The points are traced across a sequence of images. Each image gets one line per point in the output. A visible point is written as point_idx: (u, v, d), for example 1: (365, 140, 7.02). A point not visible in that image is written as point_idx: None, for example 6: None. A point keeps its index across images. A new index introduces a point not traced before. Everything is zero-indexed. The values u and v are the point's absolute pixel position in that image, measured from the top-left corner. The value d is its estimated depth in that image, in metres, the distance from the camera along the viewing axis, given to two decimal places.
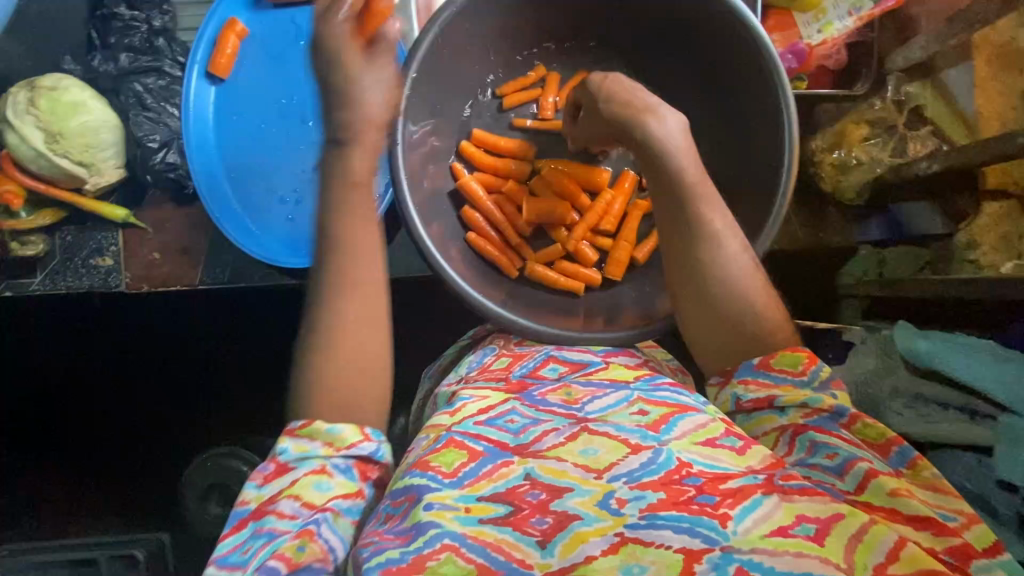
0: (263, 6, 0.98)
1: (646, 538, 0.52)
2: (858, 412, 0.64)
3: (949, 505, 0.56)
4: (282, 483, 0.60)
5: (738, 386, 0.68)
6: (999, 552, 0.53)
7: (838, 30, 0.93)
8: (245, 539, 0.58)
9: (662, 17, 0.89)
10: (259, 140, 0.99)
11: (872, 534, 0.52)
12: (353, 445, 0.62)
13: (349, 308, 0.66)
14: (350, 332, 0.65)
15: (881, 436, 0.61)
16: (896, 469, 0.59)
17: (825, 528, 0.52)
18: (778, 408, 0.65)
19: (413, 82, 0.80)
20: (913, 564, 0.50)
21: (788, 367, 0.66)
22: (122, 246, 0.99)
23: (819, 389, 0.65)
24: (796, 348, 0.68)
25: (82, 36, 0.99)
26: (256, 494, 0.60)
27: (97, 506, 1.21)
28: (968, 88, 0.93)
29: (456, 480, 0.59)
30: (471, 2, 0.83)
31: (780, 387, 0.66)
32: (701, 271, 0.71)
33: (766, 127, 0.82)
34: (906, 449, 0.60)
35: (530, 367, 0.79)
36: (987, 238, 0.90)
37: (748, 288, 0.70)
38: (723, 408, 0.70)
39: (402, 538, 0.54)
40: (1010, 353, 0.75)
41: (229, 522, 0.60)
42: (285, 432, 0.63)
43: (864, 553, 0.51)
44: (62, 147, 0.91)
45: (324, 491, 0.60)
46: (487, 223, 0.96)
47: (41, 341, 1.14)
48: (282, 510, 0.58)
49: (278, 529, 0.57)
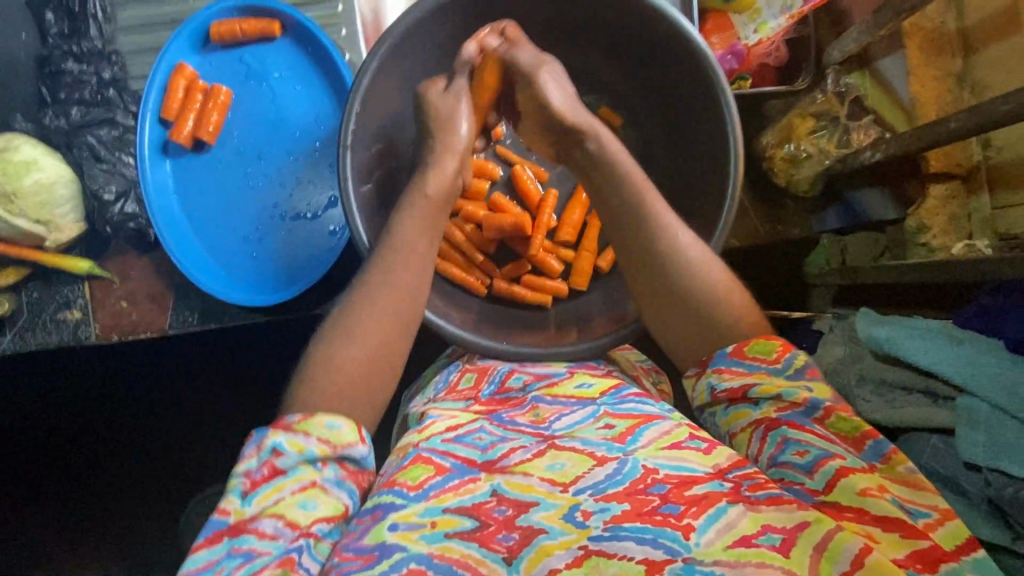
0: (211, 49, 1.00)
1: (609, 549, 0.55)
2: (838, 404, 0.62)
3: (925, 501, 0.55)
4: (267, 496, 0.60)
5: (713, 375, 0.67)
6: (975, 547, 0.53)
7: (773, 29, 0.95)
8: (218, 556, 0.57)
9: (603, 31, 0.91)
10: (216, 182, 1.00)
11: (836, 542, 0.52)
12: (349, 445, 0.65)
13: (337, 344, 0.70)
14: (330, 361, 0.69)
15: (855, 430, 0.60)
16: (870, 464, 0.58)
17: (791, 538, 0.54)
18: (753, 401, 0.64)
19: (359, 116, 0.81)
20: (877, 570, 0.50)
21: (760, 355, 0.66)
22: (90, 297, 0.99)
23: (794, 379, 0.63)
24: (770, 337, 0.67)
25: (32, 93, 0.99)
26: (238, 507, 0.59)
27: (92, 558, 1.21)
28: (902, 75, 0.95)
29: (422, 492, 0.62)
30: (413, 29, 0.83)
31: (754, 376, 0.65)
32: (665, 266, 0.73)
33: (711, 131, 0.83)
34: (881, 442, 0.59)
35: (497, 384, 0.80)
36: (936, 221, 0.92)
37: (707, 273, 0.72)
38: (701, 399, 0.69)
39: (365, 558, 0.56)
40: (964, 334, 0.76)
41: (204, 534, 0.59)
42: (278, 427, 0.63)
43: (827, 563, 0.52)
44: (18, 207, 0.93)
45: (310, 510, 0.61)
46: (451, 248, 0.99)
47: (16, 400, 1.14)
48: (263, 529, 0.58)
49: (258, 549, 0.57)
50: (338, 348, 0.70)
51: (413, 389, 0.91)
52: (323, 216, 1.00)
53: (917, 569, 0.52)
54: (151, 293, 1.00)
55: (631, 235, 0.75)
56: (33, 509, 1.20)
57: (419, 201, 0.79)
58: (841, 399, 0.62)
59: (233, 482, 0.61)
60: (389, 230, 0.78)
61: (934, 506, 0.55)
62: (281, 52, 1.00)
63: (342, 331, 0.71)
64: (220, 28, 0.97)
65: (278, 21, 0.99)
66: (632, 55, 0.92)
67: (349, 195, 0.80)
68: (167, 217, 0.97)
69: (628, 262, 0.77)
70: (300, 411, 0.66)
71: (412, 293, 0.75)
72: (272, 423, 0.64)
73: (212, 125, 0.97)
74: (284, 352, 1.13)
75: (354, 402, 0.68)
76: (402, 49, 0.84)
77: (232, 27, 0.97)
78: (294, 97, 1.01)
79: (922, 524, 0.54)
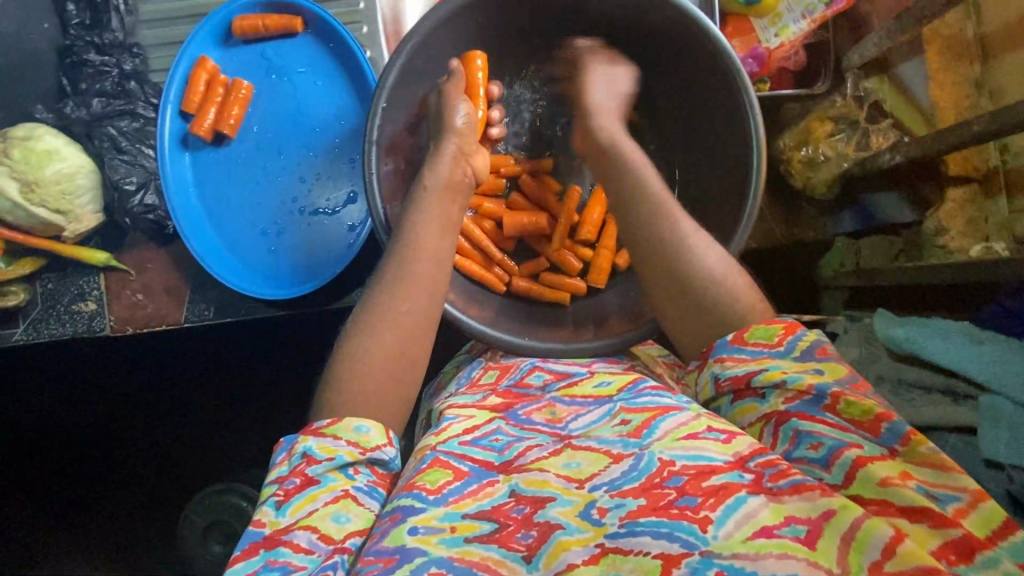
0: (233, 43, 1.00)
1: (625, 546, 0.55)
2: (846, 388, 0.61)
3: (953, 484, 0.55)
4: (301, 506, 0.60)
5: (716, 364, 0.68)
6: (1011, 530, 0.52)
7: (795, 33, 0.97)
8: (255, 569, 0.57)
9: (628, 32, 0.92)
10: (235, 176, 1.00)
11: (865, 529, 0.53)
12: (378, 448, 0.65)
13: (366, 338, 0.70)
14: (359, 354, 0.69)
15: (868, 413, 0.59)
16: (890, 448, 0.58)
17: (817, 529, 0.54)
18: (760, 394, 0.64)
19: (385, 110, 0.82)
20: (910, 561, 0.50)
21: (762, 340, 0.66)
22: (104, 289, 0.99)
23: (799, 360, 0.64)
24: (774, 321, 0.67)
25: (53, 83, 0.99)
26: (273, 518, 0.59)
27: (99, 555, 1.20)
28: (922, 80, 0.97)
29: (441, 497, 0.61)
30: (438, 26, 0.83)
31: (756, 361, 0.65)
32: (680, 269, 0.74)
33: (733, 132, 0.84)
34: (898, 424, 0.58)
35: (517, 378, 0.81)
36: (954, 223, 0.94)
37: (723, 277, 0.72)
38: (706, 393, 0.70)
39: (385, 561, 0.56)
40: (983, 335, 0.76)
41: (240, 546, 0.59)
42: (307, 433, 0.64)
43: (856, 552, 0.52)
44: (38, 196, 0.92)
45: (343, 523, 0.60)
46: (470, 244, 0.99)
47: (22, 392, 1.12)
48: (297, 542, 0.58)
49: (293, 563, 0.57)
50: (364, 339, 0.70)
51: (435, 385, 0.92)
52: (341, 212, 1.00)
53: (951, 560, 0.52)
54: (167, 286, 1.00)
55: (645, 240, 0.77)
56: (36, 503, 1.18)
57: (435, 191, 0.81)
58: (851, 381, 0.62)
59: (267, 493, 0.61)
60: (411, 225, 0.77)
61: (965, 489, 0.54)
62: (302, 47, 1.01)
63: (367, 326, 0.71)
64: (243, 22, 0.97)
65: (301, 17, 0.99)
66: (653, 57, 0.93)
67: (373, 188, 0.80)
68: (187, 210, 0.96)
69: (642, 266, 0.78)
70: (329, 416, 0.66)
71: (437, 288, 0.76)
72: (300, 430, 0.65)
73: (233, 119, 0.97)
74: (298, 349, 1.12)
75: (378, 395, 0.68)
76: (427, 45, 0.84)
77: (254, 22, 0.97)
78: (314, 93, 1.01)
79: (952, 511, 0.54)
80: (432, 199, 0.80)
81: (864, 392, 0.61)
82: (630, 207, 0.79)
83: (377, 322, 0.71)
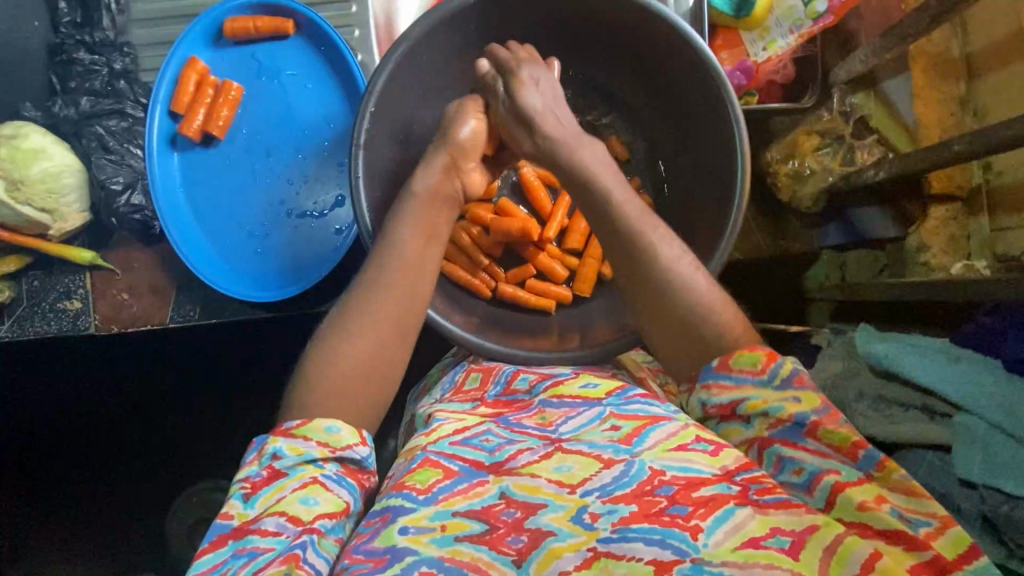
0: (223, 44, 1.00)
1: (618, 551, 0.55)
2: (825, 415, 0.61)
3: (924, 509, 0.55)
4: (269, 497, 0.60)
5: (703, 391, 0.67)
6: (978, 554, 0.53)
7: (782, 47, 0.97)
8: (223, 559, 0.57)
9: (617, 44, 0.92)
10: (222, 177, 1.00)
11: (846, 545, 0.53)
12: (347, 447, 0.65)
13: (348, 347, 0.70)
14: (338, 362, 0.69)
15: (847, 440, 0.59)
16: (866, 473, 0.58)
17: (800, 541, 0.54)
18: (743, 418, 0.64)
19: (372, 116, 0.82)
20: None
21: (747, 367, 0.65)
22: (91, 287, 0.99)
23: (782, 388, 0.63)
24: (755, 347, 0.67)
25: (43, 82, 1.00)
26: (241, 511, 0.60)
27: (77, 553, 1.19)
28: (907, 97, 0.98)
29: (431, 496, 0.61)
30: (426, 36, 0.84)
31: (742, 390, 0.64)
32: (655, 276, 0.74)
33: (718, 144, 0.85)
34: (873, 451, 0.59)
35: (503, 384, 0.81)
36: (936, 240, 0.96)
37: (698, 283, 0.73)
38: (695, 414, 0.69)
39: (375, 561, 0.56)
40: (960, 353, 0.77)
41: (207, 538, 0.59)
42: (277, 434, 0.64)
43: (838, 566, 0.52)
44: (24, 195, 0.92)
45: (311, 506, 0.60)
46: (456, 251, 1.00)
47: (7, 387, 1.12)
48: (265, 528, 0.58)
49: (261, 547, 0.57)
50: (339, 348, 0.70)
51: (418, 390, 0.92)
52: (329, 215, 1.00)
53: None
54: (153, 286, 1.00)
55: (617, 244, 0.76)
56: (19, 498, 1.18)
57: (421, 202, 0.80)
58: (828, 408, 0.62)
59: (235, 488, 0.62)
60: (393, 233, 0.77)
61: (934, 514, 0.55)
62: (294, 50, 1.01)
63: (346, 333, 0.71)
64: (234, 24, 0.97)
65: (292, 19, 0.99)
66: (640, 69, 0.94)
67: (359, 193, 0.80)
68: (172, 209, 0.96)
69: (616, 274, 0.78)
70: (299, 416, 0.66)
71: (418, 298, 0.76)
72: (272, 430, 0.65)
73: (222, 120, 0.97)
74: (284, 350, 1.12)
75: (356, 402, 0.68)
76: (416, 53, 0.84)
77: (246, 24, 0.97)
78: (304, 96, 1.01)
79: (923, 534, 0.54)
80: (417, 213, 0.79)
81: (842, 420, 0.61)
82: (611, 224, 0.76)
83: (356, 329, 0.71)
